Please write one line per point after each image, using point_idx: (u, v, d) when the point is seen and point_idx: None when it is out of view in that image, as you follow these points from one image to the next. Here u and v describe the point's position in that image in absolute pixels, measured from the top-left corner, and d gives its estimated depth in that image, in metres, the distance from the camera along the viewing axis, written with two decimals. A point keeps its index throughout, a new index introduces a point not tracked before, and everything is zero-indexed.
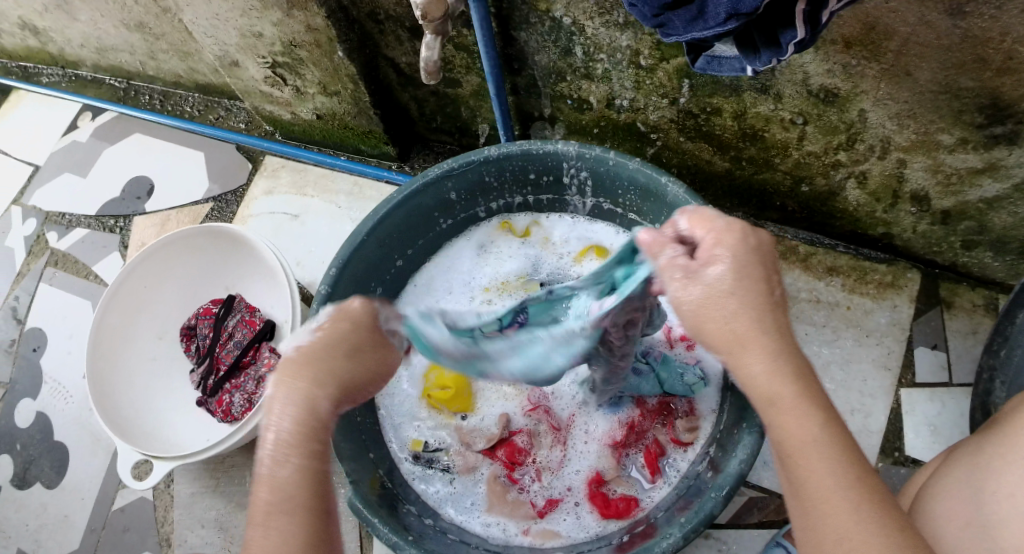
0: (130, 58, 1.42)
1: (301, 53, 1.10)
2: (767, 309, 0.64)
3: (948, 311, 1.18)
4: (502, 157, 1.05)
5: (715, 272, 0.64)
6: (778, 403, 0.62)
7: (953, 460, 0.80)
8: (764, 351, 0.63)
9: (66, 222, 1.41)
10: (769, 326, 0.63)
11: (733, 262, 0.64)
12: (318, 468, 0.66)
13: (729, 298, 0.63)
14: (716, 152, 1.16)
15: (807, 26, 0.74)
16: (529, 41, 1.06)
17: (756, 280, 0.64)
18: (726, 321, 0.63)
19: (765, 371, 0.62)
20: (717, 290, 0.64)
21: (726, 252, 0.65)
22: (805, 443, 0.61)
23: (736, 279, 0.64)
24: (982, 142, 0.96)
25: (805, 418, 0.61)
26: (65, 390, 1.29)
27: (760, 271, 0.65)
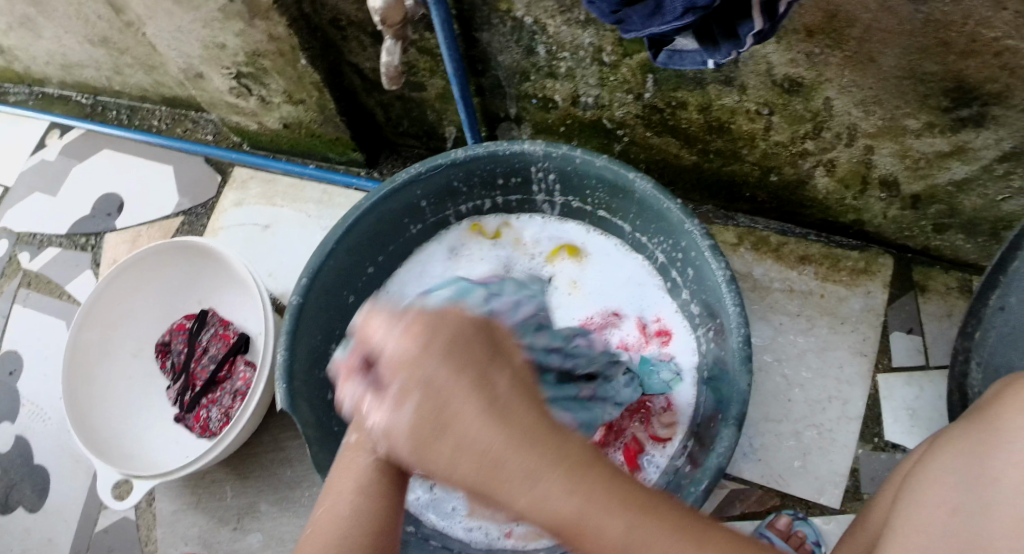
0: (95, 74, 1.41)
1: (264, 63, 1.10)
2: (494, 425, 0.59)
3: (922, 295, 1.18)
4: (469, 160, 1.04)
5: (407, 407, 0.61)
6: (571, 521, 0.58)
7: (937, 448, 0.80)
8: (520, 477, 0.58)
9: (37, 242, 1.39)
10: (505, 441, 0.59)
11: (416, 388, 0.61)
12: (403, 462, 0.67)
13: (436, 432, 0.60)
14: (683, 146, 1.16)
15: (764, 17, 0.74)
16: (492, 42, 1.05)
17: (454, 394, 0.60)
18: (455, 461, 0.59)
19: (530, 498, 0.58)
20: (419, 427, 0.60)
21: (409, 378, 0.61)
22: (616, 550, 0.59)
23: (426, 410, 0.60)
24: (948, 126, 0.96)
25: (605, 521, 0.58)
26: (44, 411, 1.28)
27: (449, 377, 0.61)
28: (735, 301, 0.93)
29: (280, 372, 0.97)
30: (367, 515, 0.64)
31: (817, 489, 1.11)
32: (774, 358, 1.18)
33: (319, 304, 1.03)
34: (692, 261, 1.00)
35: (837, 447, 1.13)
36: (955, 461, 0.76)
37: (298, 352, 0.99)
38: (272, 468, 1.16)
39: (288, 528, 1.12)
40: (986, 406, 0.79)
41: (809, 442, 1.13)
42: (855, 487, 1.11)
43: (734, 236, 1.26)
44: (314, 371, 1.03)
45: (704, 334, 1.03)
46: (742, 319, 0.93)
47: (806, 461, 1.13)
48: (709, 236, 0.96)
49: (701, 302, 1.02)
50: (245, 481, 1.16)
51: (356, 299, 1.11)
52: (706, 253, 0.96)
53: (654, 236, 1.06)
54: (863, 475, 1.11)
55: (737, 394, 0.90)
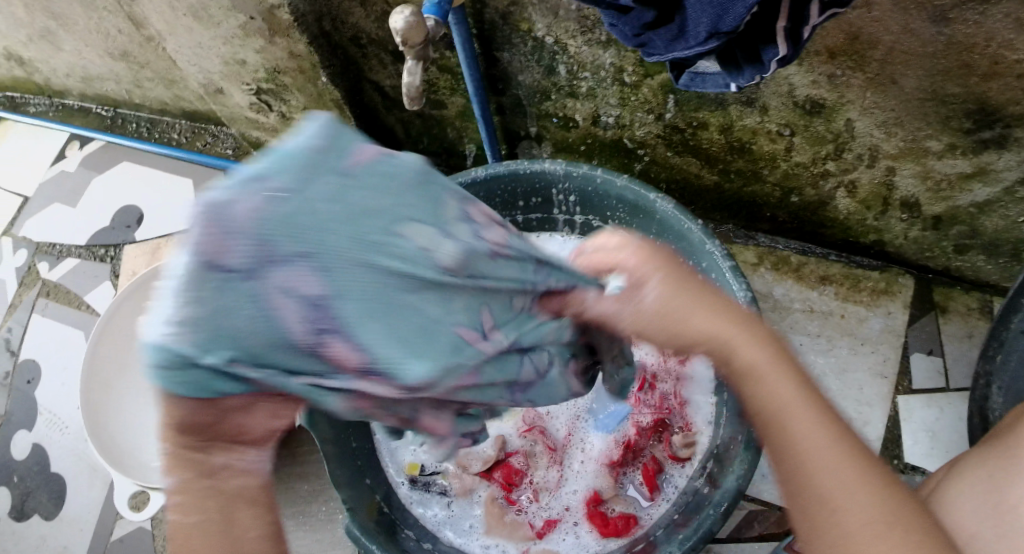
0: (116, 87, 1.42)
1: (284, 79, 1.10)
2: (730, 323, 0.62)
3: (942, 316, 1.18)
4: (489, 179, 1.04)
5: (651, 296, 0.62)
6: (758, 370, 0.60)
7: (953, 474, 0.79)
8: (726, 319, 0.62)
9: (56, 252, 1.40)
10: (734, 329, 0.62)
11: (664, 274, 0.63)
12: (198, 525, 0.54)
13: (676, 313, 0.62)
14: (704, 166, 1.15)
15: (788, 44, 0.73)
16: (513, 61, 1.05)
17: (691, 281, 0.64)
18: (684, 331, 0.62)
19: (741, 340, 0.61)
20: (659, 309, 0.62)
21: (659, 282, 0.63)
22: (788, 408, 0.59)
23: (674, 287, 0.63)
24: (970, 147, 0.95)
25: (785, 381, 0.60)
26: (61, 420, 1.29)
27: (691, 286, 0.63)
28: None
29: None
30: None
31: None
32: None
33: None
34: None
35: None
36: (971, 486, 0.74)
37: None
38: (288, 483, 1.16)
39: (304, 542, 1.12)
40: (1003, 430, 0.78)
41: None
42: None
43: (755, 256, 1.26)
44: None
45: None
46: None
47: None
48: (731, 258, 0.96)
49: None
50: None
51: None
52: (727, 274, 0.95)
53: None
54: None
55: None
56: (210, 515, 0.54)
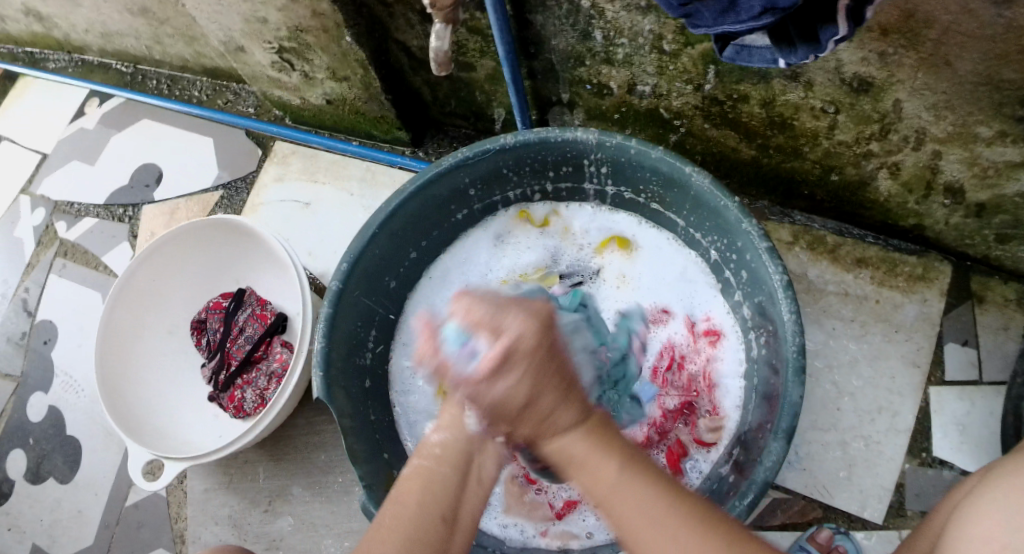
0: (136, 43, 1.38)
1: (307, 39, 1.07)
2: (559, 394, 0.66)
3: (979, 306, 1.14)
4: (518, 146, 1.00)
5: (503, 386, 0.65)
6: (578, 461, 0.68)
7: (990, 483, 0.79)
8: (553, 417, 0.66)
9: (74, 212, 1.38)
10: (552, 381, 0.66)
11: (516, 374, 0.64)
12: (444, 475, 0.74)
13: (542, 390, 0.65)
14: (742, 141, 1.11)
15: (849, 23, 0.69)
16: (546, 24, 0.99)
17: (546, 359, 0.66)
18: (530, 420, 0.66)
19: (564, 443, 0.67)
20: (516, 396, 0.65)
21: (515, 365, 0.64)
22: (614, 490, 0.67)
23: (526, 387, 0.65)
24: (1021, 136, 0.91)
25: (608, 468, 0.67)
26: (76, 383, 1.28)
27: (545, 361, 0.66)
28: (791, 308, 0.90)
29: (317, 360, 0.95)
30: (409, 520, 0.71)
31: (860, 502, 1.08)
32: (824, 363, 1.14)
33: (359, 289, 1.01)
34: (747, 263, 0.97)
35: (883, 460, 1.10)
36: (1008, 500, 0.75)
37: (335, 340, 0.97)
38: (306, 452, 1.15)
39: (320, 514, 1.12)
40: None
41: (855, 454, 1.10)
42: (899, 502, 1.08)
43: (790, 235, 1.20)
44: (352, 359, 1.02)
45: (755, 339, 1.00)
46: (797, 327, 0.89)
47: (852, 472, 1.10)
48: (767, 238, 0.92)
49: (753, 305, 0.99)
50: (277, 464, 1.15)
51: (398, 285, 1.09)
52: (763, 255, 0.92)
53: (709, 233, 1.02)
54: (907, 490, 1.08)
55: (788, 405, 0.87)
56: (453, 470, 0.74)
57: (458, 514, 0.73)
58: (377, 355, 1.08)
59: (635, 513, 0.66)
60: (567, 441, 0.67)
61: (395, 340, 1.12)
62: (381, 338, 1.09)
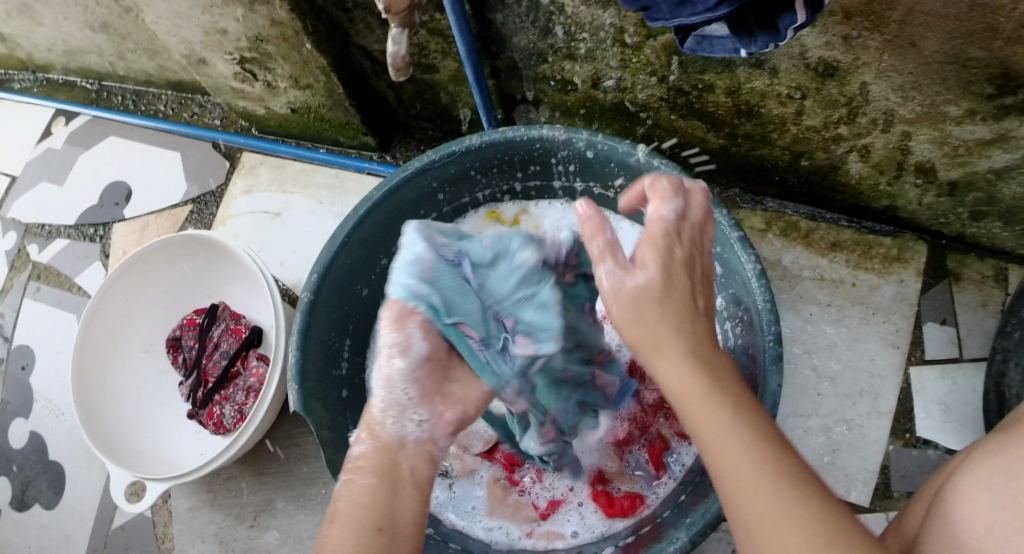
0: (99, 59, 1.37)
1: (268, 48, 1.07)
2: (680, 310, 0.64)
3: (956, 284, 1.14)
4: (484, 146, 1.00)
5: (641, 279, 0.65)
6: (692, 399, 0.61)
7: (972, 463, 0.76)
8: (685, 372, 0.62)
9: (45, 234, 1.37)
10: (680, 294, 0.65)
11: (660, 270, 0.65)
12: (371, 486, 0.73)
13: (662, 302, 0.64)
14: (710, 130, 1.10)
15: (807, 9, 0.69)
16: (506, 23, 0.98)
17: (682, 279, 0.66)
18: (644, 322, 0.64)
19: (685, 386, 0.62)
20: (650, 294, 0.65)
21: (651, 257, 0.66)
22: (736, 468, 0.58)
23: (660, 286, 0.64)
24: (990, 113, 0.91)
25: (737, 439, 0.59)
26: (56, 407, 1.27)
27: (680, 264, 0.66)
28: (765, 296, 0.90)
29: (291, 373, 0.94)
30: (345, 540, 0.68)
31: (846, 487, 1.08)
32: (802, 349, 1.14)
33: (331, 298, 1.00)
34: (720, 254, 0.97)
35: (867, 443, 1.10)
36: (992, 479, 0.72)
37: (309, 352, 0.97)
38: (288, 464, 1.14)
39: (305, 526, 1.11)
40: (1014, 416, 0.80)
41: (838, 438, 1.10)
42: (885, 484, 1.08)
43: (763, 222, 1.20)
44: (328, 371, 1.01)
45: (732, 329, 0.99)
46: (773, 316, 0.90)
47: (836, 457, 1.09)
48: (739, 227, 0.92)
49: (729, 296, 0.99)
50: (260, 479, 1.14)
51: (370, 293, 1.08)
52: (735, 245, 0.92)
53: None
54: (893, 472, 1.08)
55: (768, 395, 0.87)
56: (380, 482, 0.73)
57: (395, 521, 0.71)
58: (353, 366, 1.07)
59: (760, 497, 0.57)
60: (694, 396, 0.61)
61: (370, 352, 1.10)
62: (355, 349, 1.07)
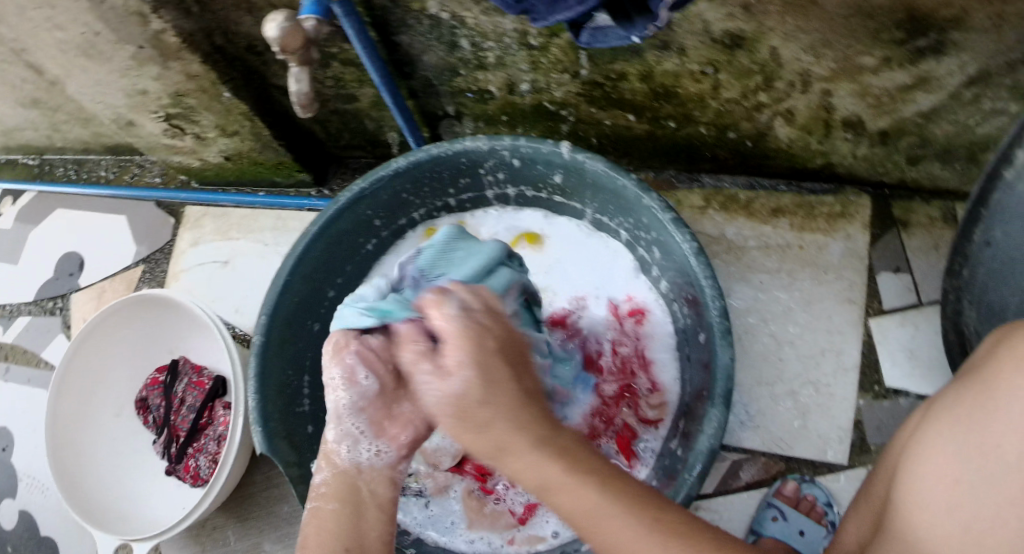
0: (35, 135, 1.37)
1: (189, 101, 1.08)
2: (509, 405, 0.66)
3: (905, 231, 1.15)
4: (411, 166, 1.00)
5: (456, 384, 0.66)
6: (555, 487, 0.65)
7: (934, 414, 0.75)
8: (523, 449, 0.65)
9: (7, 314, 1.37)
10: (506, 389, 0.67)
11: (472, 373, 0.66)
12: (334, 510, 0.74)
13: (487, 397, 0.66)
14: (633, 117, 1.10)
15: None
16: (412, 43, 0.99)
17: (497, 365, 0.67)
18: (485, 426, 0.65)
19: (527, 461, 0.65)
20: (470, 397, 0.66)
21: (466, 362, 0.66)
22: (587, 517, 0.65)
23: (479, 389, 0.66)
24: (906, 58, 0.91)
25: (583, 493, 0.65)
26: (40, 482, 1.26)
27: (487, 351, 0.68)
28: (706, 272, 0.90)
29: (254, 418, 0.94)
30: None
31: (821, 448, 1.09)
32: (758, 319, 1.14)
33: (284, 339, 1.00)
34: (657, 237, 0.97)
35: (837, 402, 1.10)
36: (952, 430, 0.71)
37: (269, 395, 0.97)
38: (271, 506, 1.15)
39: None
40: (975, 359, 0.78)
41: (807, 401, 1.10)
42: (861, 440, 1.08)
43: (701, 199, 1.21)
44: (291, 410, 1.01)
45: (679, 309, 1.00)
46: (716, 290, 0.89)
47: (807, 420, 1.10)
48: (671, 208, 0.92)
49: (671, 277, 0.99)
50: (246, 524, 1.15)
51: (322, 327, 1.08)
52: (669, 227, 0.92)
53: (615, 215, 1.03)
54: (867, 427, 1.09)
55: (721, 370, 0.87)
56: (344, 505, 0.74)
57: (360, 539, 0.72)
58: (317, 400, 1.07)
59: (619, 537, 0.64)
60: (535, 469, 0.65)
61: None
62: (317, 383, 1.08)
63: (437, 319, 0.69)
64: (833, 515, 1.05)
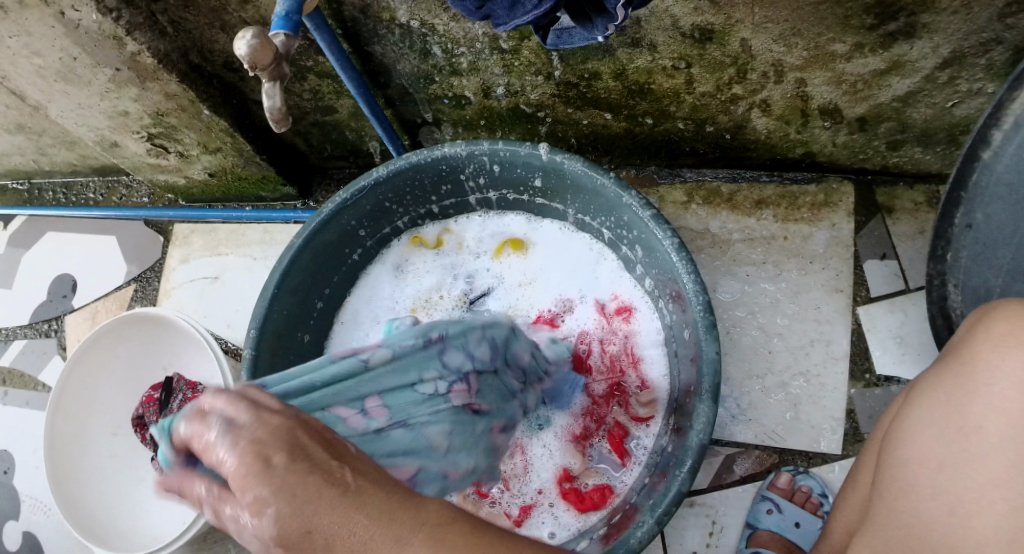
0: (23, 160, 1.39)
1: (170, 120, 1.08)
2: (335, 505, 0.45)
3: (889, 218, 1.15)
4: (392, 175, 1.01)
5: (252, 519, 0.46)
6: None
7: (914, 399, 0.75)
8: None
9: (3, 338, 1.38)
10: (320, 492, 0.45)
11: (274, 498, 0.45)
12: None
13: (302, 510, 0.44)
14: (610, 115, 1.11)
15: None
16: (386, 53, 0.99)
17: (303, 470, 0.46)
18: (326, 552, 0.44)
19: None
20: (283, 527, 0.44)
21: (256, 489, 0.45)
22: None
23: (287, 510, 0.45)
24: (878, 43, 0.91)
25: None
26: (43, 503, 1.27)
27: (292, 454, 0.47)
28: (688, 268, 0.90)
29: None
30: None
31: (814, 438, 1.09)
32: (746, 311, 1.15)
33: (274, 352, 1.01)
34: (638, 234, 0.98)
35: (829, 391, 1.10)
36: (933, 415, 0.71)
37: None
38: None
39: None
40: (952, 344, 0.78)
41: (798, 392, 1.10)
42: (854, 428, 1.08)
43: (684, 194, 1.21)
44: None
45: (664, 306, 1.01)
46: (699, 286, 0.90)
47: (799, 411, 1.10)
48: (650, 206, 0.93)
49: (655, 275, 1.00)
50: None
51: (312, 338, 1.09)
52: (649, 224, 0.93)
53: (596, 214, 1.03)
54: (859, 415, 1.09)
55: (707, 365, 0.88)
56: None
57: None
58: None
59: None
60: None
61: None
62: None
63: (215, 454, 0.48)
64: (828, 504, 1.05)
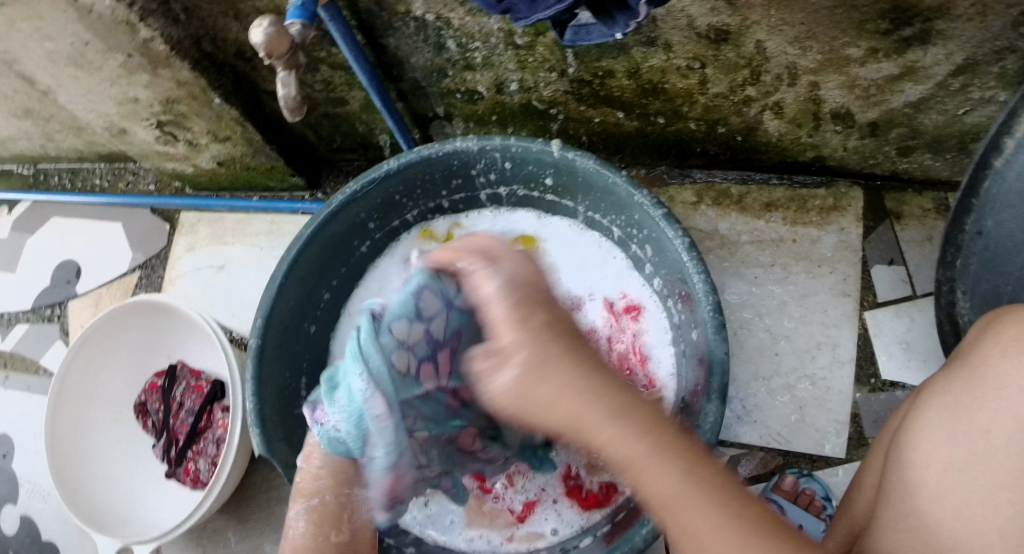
0: (29, 144, 1.38)
1: (180, 108, 1.08)
2: (571, 376, 0.64)
3: (898, 223, 1.15)
4: (403, 168, 1.00)
5: (504, 377, 0.65)
6: (639, 462, 0.63)
7: (920, 402, 0.75)
8: (603, 419, 0.64)
9: (6, 322, 1.38)
10: (569, 363, 0.65)
11: (523, 361, 0.64)
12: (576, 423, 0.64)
13: (555, 368, 0.64)
14: (622, 114, 1.11)
15: None
16: (400, 45, 0.99)
17: (551, 344, 0.65)
18: (552, 407, 0.64)
19: (613, 435, 0.64)
20: (522, 391, 0.64)
21: (517, 342, 0.65)
22: (675, 497, 0.63)
23: (531, 368, 0.64)
24: (892, 48, 0.91)
25: (669, 470, 0.63)
26: (42, 489, 1.27)
27: (542, 328, 0.66)
28: (698, 268, 0.90)
29: (252, 420, 0.95)
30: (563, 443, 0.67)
31: (818, 441, 1.09)
32: (753, 313, 1.15)
33: (280, 342, 1.01)
34: (649, 233, 0.97)
35: (834, 395, 1.10)
36: (941, 417, 0.71)
37: (267, 397, 0.97)
38: (272, 508, 1.16)
39: None
40: (960, 350, 0.78)
41: (803, 395, 1.10)
42: (858, 432, 1.08)
43: (694, 195, 1.21)
44: (288, 412, 1.02)
45: (674, 306, 1.00)
46: (709, 286, 0.90)
47: (804, 414, 1.10)
48: (662, 205, 0.93)
49: (665, 274, 0.99)
50: (247, 527, 1.16)
51: (318, 329, 1.09)
52: (661, 223, 0.92)
53: (607, 212, 1.03)
54: (864, 420, 1.09)
55: (716, 365, 0.88)
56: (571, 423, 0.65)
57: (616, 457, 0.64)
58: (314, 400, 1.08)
59: (702, 519, 0.62)
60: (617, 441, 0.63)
61: None
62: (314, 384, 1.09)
63: (490, 302, 0.69)
64: (831, 507, 1.05)
